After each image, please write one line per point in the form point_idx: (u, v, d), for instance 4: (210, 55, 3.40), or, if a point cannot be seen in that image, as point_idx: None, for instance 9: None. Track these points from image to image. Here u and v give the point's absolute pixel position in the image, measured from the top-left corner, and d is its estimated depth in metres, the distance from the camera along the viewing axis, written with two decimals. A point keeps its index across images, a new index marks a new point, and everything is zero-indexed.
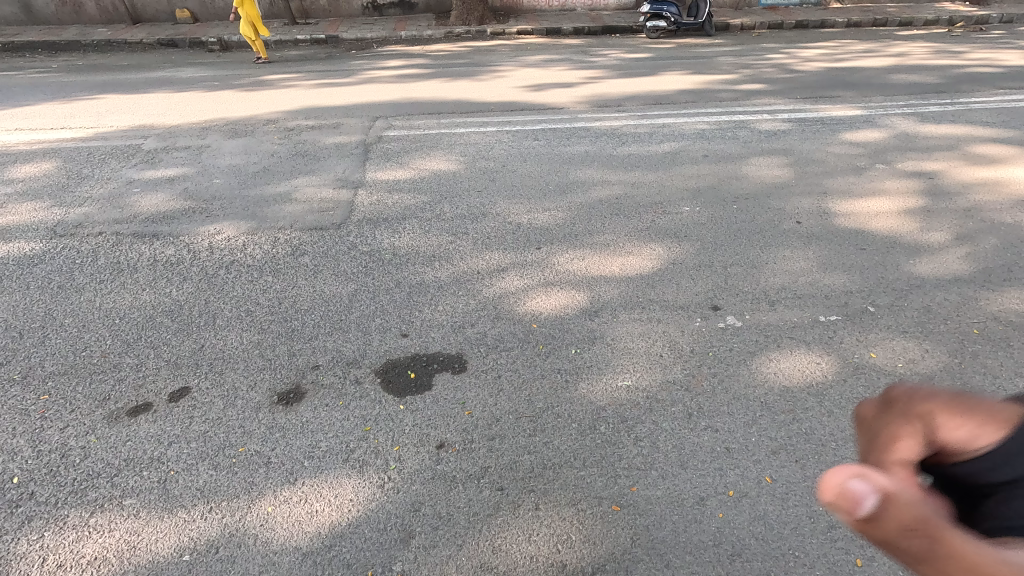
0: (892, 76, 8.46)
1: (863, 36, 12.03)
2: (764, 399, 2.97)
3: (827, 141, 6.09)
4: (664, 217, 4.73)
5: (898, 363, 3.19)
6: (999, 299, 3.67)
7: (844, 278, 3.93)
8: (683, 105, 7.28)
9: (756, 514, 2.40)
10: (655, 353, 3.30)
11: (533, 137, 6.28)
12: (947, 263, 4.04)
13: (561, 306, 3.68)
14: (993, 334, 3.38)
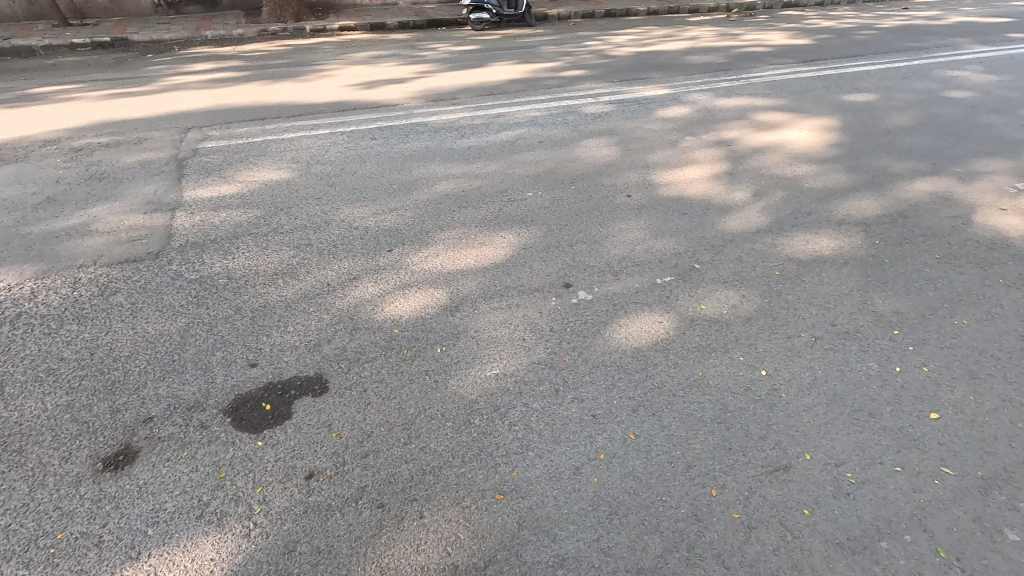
0: (689, 58, 9.53)
1: (662, 22, 13.39)
2: (619, 363, 3.21)
3: (644, 119, 6.69)
4: (510, 204, 4.87)
5: (723, 310, 3.63)
6: (791, 243, 4.34)
7: (672, 241, 4.37)
8: (514, 94, 7.53)
9: (626, 471, 2.59)
10: (518, 338, 3.40)
11: (370, 136, 6.06)
12: (749, 218, 4.68)
13: (421, 307, 3.62)
14: (790, 273, 3.99)
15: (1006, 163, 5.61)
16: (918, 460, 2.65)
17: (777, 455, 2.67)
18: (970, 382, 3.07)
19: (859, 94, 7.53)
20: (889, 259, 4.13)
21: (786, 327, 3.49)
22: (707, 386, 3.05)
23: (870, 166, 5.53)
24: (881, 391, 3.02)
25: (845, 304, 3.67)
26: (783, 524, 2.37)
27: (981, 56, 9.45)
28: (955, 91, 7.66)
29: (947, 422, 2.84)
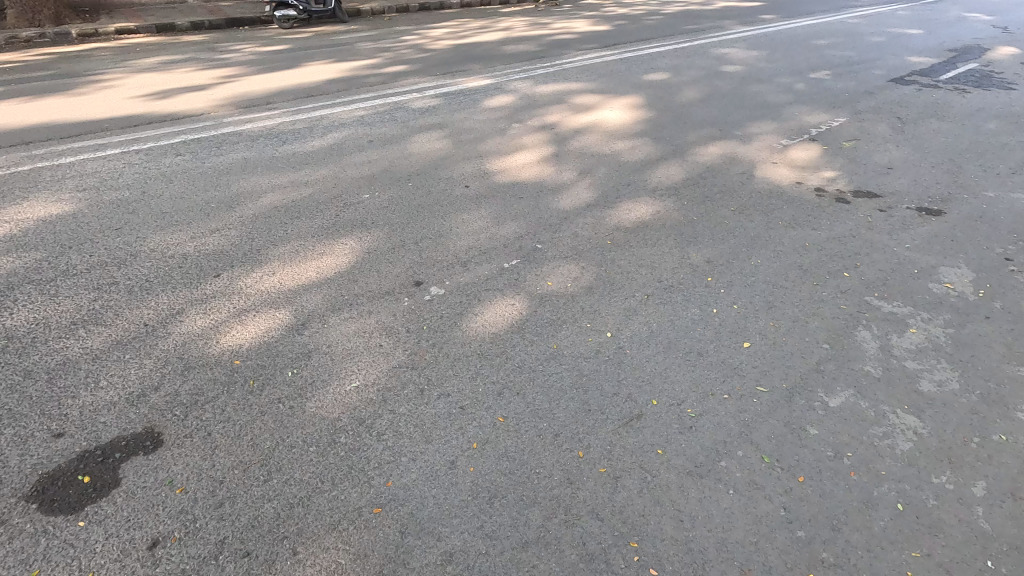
0: (506, 48, 9.89)
1: (476, 14, 13.70)
2: (480, 352, 3.28)
3: (471, 110, 6.82)
4: (346, 209, 4.67)
5: (568, 284, 3.87)
6: (618, 213, 4.75)
7: (513, 226, 4.54)
8: (335, 94, 7.20)
9: (500, 454, 2.67)
10: (375, 345, 3.30)
11: (173, 152, 5.39)
12: (579, 194, 5.03)
13: (262, 331, 3.34)
14: (620, 241, 4.37)
15: (772, 124, 6.69)
16: (740, 384, 3.08)
17: (630, 406, 2.93)
18: (769, 311, 3.64)
19: (656, 73, 8.42)
20: (697, 216, 4.72)
21: (623, 290, 3.82)
22: (562, 358, 3.24)
23: (672, 137, 6.25)
24: (705, 331, 3.46)
25: (668, 261, 4.13)
26: (642, 467, 2.62)
27: (743, 35, 11.11)
28: (728, 66, 8.92)
29: (756, 348, 3.34)
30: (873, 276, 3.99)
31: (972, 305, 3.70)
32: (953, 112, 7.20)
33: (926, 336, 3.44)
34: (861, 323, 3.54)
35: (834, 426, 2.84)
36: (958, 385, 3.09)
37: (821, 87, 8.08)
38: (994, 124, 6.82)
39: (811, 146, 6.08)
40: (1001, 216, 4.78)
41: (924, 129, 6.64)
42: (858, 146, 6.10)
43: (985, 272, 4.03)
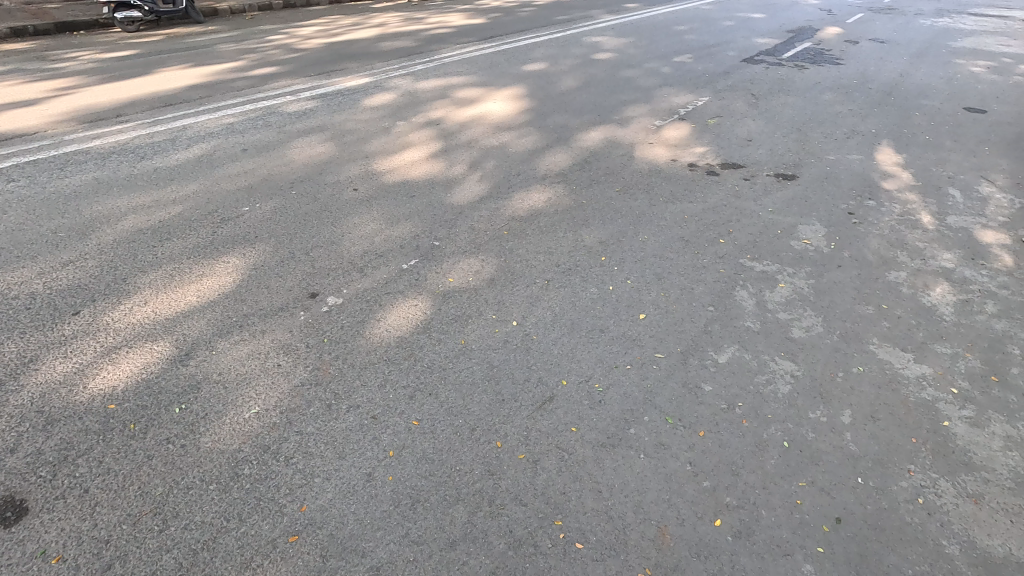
0: (382, 44, 9.63)
1: (347, 11, 13.21)
2: (387, 357, 3.20)
3: (351, 111, 6.58)
4: (224, 224, 4.33)
5: (469, 278, 3.88)
6: (511, 203, 4.82)
7: (408, 226, 4.45)
8: (198, 101, 6.63)
9: (418, 458, 2.63)
10: (272, 366, 3.10)
11: (4, 179, 4.69)
12: (471, 188, 5.03)
13: (139, 368, 3.02)
14: (516, 230, 4.44)
15: (645, 107, 7.10)
16: (640, 354, 3.26)
17: (542, 390, 3.01)
18: (659, 282, 3.88)
19: (533, 64, 8.61)
20: (586, 200, 4.90)
21: (523, 278, 3.89)
22: (471, 352, 3.25)
23: (556, 125, 6.43)
24: (604, 308, 3.62)
25: (563, 246, 4.26)
26: (559, 446, 2.70)
27: (611, 23, 11.65)
28: (600, 54, 9.32)
29: (651, 318, 3.55)
30: (745, 240, 4.37)
31: (826, 257, 4.17)
32: (796, 86, 8.04)
33: (793, 289, 3.84)
34: (739, 284, 3.88)
35: (725, 381, 3.09)
36: (822, 329, 3.48)
37: (684, 70, 8.68)
38: (829, 95, 7.72)
39: (681, 125, 6.53)
40: (842, 176, 5.43)
41: (774, 103, 7.36)
42: (721, 123, 6.64)
43: (833, 227, 4.56)
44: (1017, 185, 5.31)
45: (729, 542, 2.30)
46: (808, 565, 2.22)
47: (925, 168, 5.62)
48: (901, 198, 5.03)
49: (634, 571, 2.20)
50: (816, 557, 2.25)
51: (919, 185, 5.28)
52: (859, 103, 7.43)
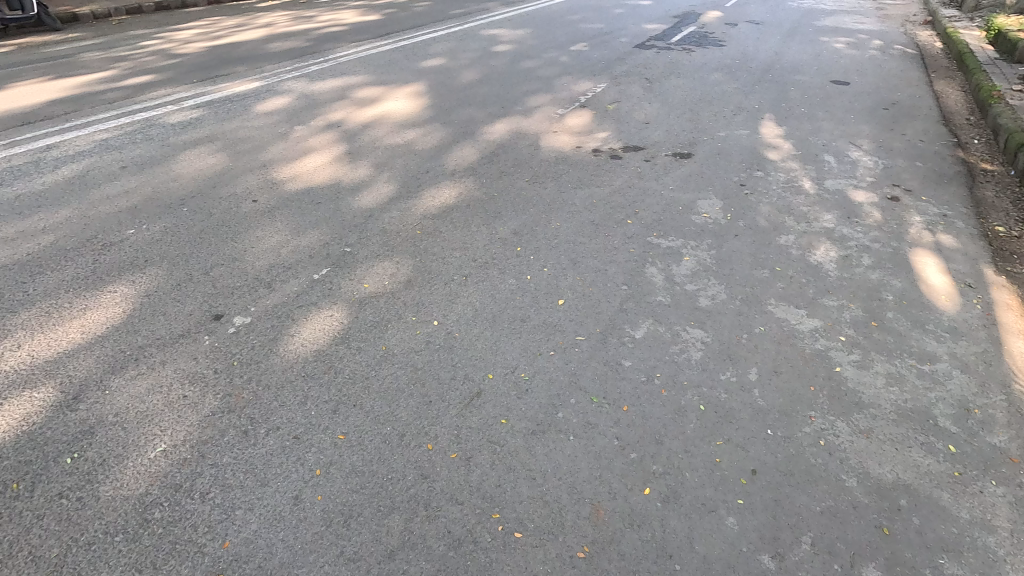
0: (270, 45, 9.14)
1: (229, 11, 12.42)
2: (305, 373, 3.06)
3: (242, 117, 6.20)
4: (107, 250, 3.96)
5: (385, 282, 3.78)
6: (422, 201, 4.75)
7: (316, 234, 4.27)
8: (63, 117, 5.99)
9: (347, 472, 2.54)
10: (177, 397, 2.89)
11: None
12: (379, 189, 4.91)
13: (18, 420, 2.71)
14: (429, 228, 4.38)
15: (547, 96, 7.21)
16: (562, 339, 3.33)
17: (469, 386, 3.00)
18: (574, 267, 3.98)
19: (433, 59, 8.50)
20: (497, 192, 4.92)
21: (441, 276, 3.85)
22: (393, 357, 3.18)
23: (460, 119, 6.39)
24: (523, 298, 3.66)
25: (478, 240, 4.25)
26: (490, 440, 2.71)
27: (507, 15, 11.72)
28: (499, 46, 9.36)
29: (570, 303, 3.63)
30: (651, 219, 4.57)
31: (724, 228, 4.45)
32: (685, 69, 8.48)
33: (698, 261, 4.06)
34: (648, 261, 4.05)
35: (643, 355, 3.22)
36: (726, 296, 3.71)
37: (581, 58, 8.90)
38: (715, 75, 8.20)
39: (583, 112, 6.70)
40: (732, 151, 5.80)
41: (667, 86, 7.72)
42: (620, 107, 6.87)
43: (729, 199, 4.86)
44: (879, 148, 5.90)
45: (658, 508, 2.42)
46: (731, 518, 2.38)
47: (803, 138, 6.11)
48: (785, 167, 5.44)
49: (573, 550, 2.26)
50: (737, 509, 2.41)
51: (799, 154, 5.74)
52: (742, 81, 7.95)
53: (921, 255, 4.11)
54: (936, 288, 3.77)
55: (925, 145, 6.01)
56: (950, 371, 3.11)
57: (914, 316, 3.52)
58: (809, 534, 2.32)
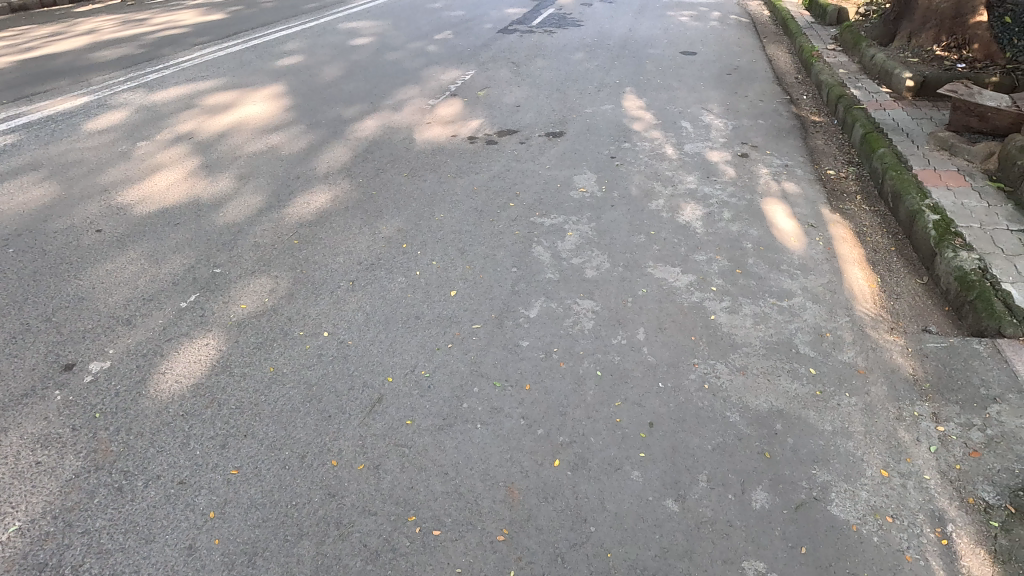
0: (95, 55, 8.12)
1: (38, 18, 10.87)
2: (182, 412, 2.79)
3: (70, 138, 5.47)
4: None
5: (264, 300, 3.54)
6: (295, 209, 4.49)
7: (177, 258, 3.89)
8: None
9: (245, 508, 2.37)
10: (29, 465, 2.53)
11: None
12: (246, 202, 4.57)
13: None
14: (307, 237, 4.15)
15: (416, 87, 7.08)
16: (458, 330, 3.32)
17: (369, 394, 2.90)
18: (463, 256, 3.96)
19: (289, 57, 8.01)
20: (376, 191, 4.76)
21: (325, 285, 3.67)
22: (283, 377, 3.00)
23: (327, 119, 6.09)
24: (415, 295, 3.59)
25: (361, 242, 4.10)
26: (397, 444, 2.64)
27: (365, 7, 11.32)
28: (359, 39, 9.02)
29: (462, 293, 3.62)
30: (532, 200, 4.66)
31: (601, 200, 4.65)
32: (548, 50, 8.69)
33: (580, 235, 4.21)
34: (534, 241, 4.13)
35: (539, 333, 3.30)
36: (609, 264, 3.89)
37: (446, 46, 8.82)
38: (576, 55, 8.49)
39: (454, 101, 6.66)
40: (601, 125, 6.05)
41: (533, 68, 7.87)
42: (490, 93, 6.91)
43: (602, 172, 5.08)
44: (727, 110, 6.44)
45: (569, 477, 2.50)
46: (636, 472, 2.52)
47: (662, 108, 6.52)
48: (649, 136, 5.78)
49: (492, 536, 2.28)
50: (640, 463, 2.56)
51: (660, 123, 6.11)
52: (602, 58, 8.30)
53: (771, 203, 4.57)
54: (786, 231, 4.21)
55: (764, 104, 6.65)
56: (805, 303, 3.49)
57: (771, 259, 3.90)
58: (704, 472, 2.51)
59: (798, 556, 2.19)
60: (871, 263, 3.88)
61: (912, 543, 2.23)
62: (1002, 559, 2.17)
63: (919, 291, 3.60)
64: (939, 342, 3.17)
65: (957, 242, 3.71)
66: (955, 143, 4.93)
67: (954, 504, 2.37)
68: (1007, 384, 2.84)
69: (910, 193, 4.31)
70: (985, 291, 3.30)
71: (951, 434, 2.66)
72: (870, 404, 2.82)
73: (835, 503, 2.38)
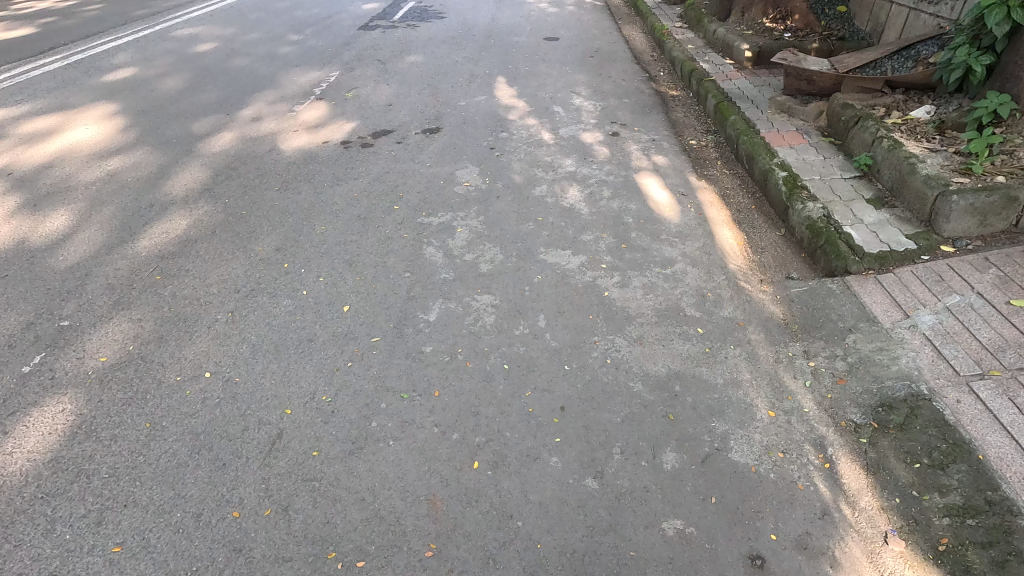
0: None
1: None
2: (40, 494, 2.41)
3: None
4: None
5: (127, 348, 3.14)
6: (152, 242, 4.02)
7: (9, 317, 3.34)
8: None
9: None
10: None
11: None
12: (89, 239, 4.02)
13: None
14: (170, 270, 3.74)
15: (276, 94, 6.62)
16: (356, 346, 3.16)
17: (266, 431, 2.68)
18: (351, 268, 3.77)
19: (121, 71, 7.15)
20: (244, 210, 4.40)
21: (199, 321, 3.33)
22: (162, 431, 2.68)
23: (176, 137, 5.52)
24: (304, 316, 3.37)
25: (235, 268, 3.76)
26: (305, 479, 2.47)
27: (206, 11, 10.40)
28: (203, 46, 8.26)
29: (355, 306, 3.46)
30: (416, 200, 4.55)
31: (486, 192, 4.64)
32: (413, 45, 8.50)
33: (470, 230, 4.18)
34: (424, 242, 4.04)
35: (441, 335, 3.23)
36: (502, 256, 3.89)
37: (304, 48, 8.34)
38: (442, 47, 8.39)
39: (320, 105, 6.30)
40: (476, 117, 6.03)
41: (400, 64, 7.67)
42: (358, 94, 6.63)
43: (484, 164, 5.07)
44: (594, 92, 6.69)
45: (490, 477, 2.48)
46: (554, 458, 2.55)
47: (533, 95, 6.62)
48: (525, 124, 5.86)
49: (420, 553, 2.20)
50: (557, 448, 2.60)
51: (533, 110, 6.21)
52: (468, 50, 8.27)
53: (645, 178, 4.82)
54: (661, 202, 4.46)
55: (627, 83, 6.98)
56: (685, 268, 3.72)
57: (650, 229, 4.12)
58: (617, 444, 2.60)
59: (710, 506, 2.34)
60: (737, 223, 4.22)
61: (802, 472, 2.47)
62: (873, 470, 2.46)
63: (780, 243, 3.98)
64: (801, 286, 3.53)
65: (804, 195, 4.13)
66: (792, 106, 5.49)
67: (831, 430, 2.65)
68: (858, 315, 3.21)
69: (761, 154, 4.73)
70: (831, 236, 3.70)
71: (820, 367, 2.97)
72: (752, 352, 3.08)
73: (734, 450, 2.57)
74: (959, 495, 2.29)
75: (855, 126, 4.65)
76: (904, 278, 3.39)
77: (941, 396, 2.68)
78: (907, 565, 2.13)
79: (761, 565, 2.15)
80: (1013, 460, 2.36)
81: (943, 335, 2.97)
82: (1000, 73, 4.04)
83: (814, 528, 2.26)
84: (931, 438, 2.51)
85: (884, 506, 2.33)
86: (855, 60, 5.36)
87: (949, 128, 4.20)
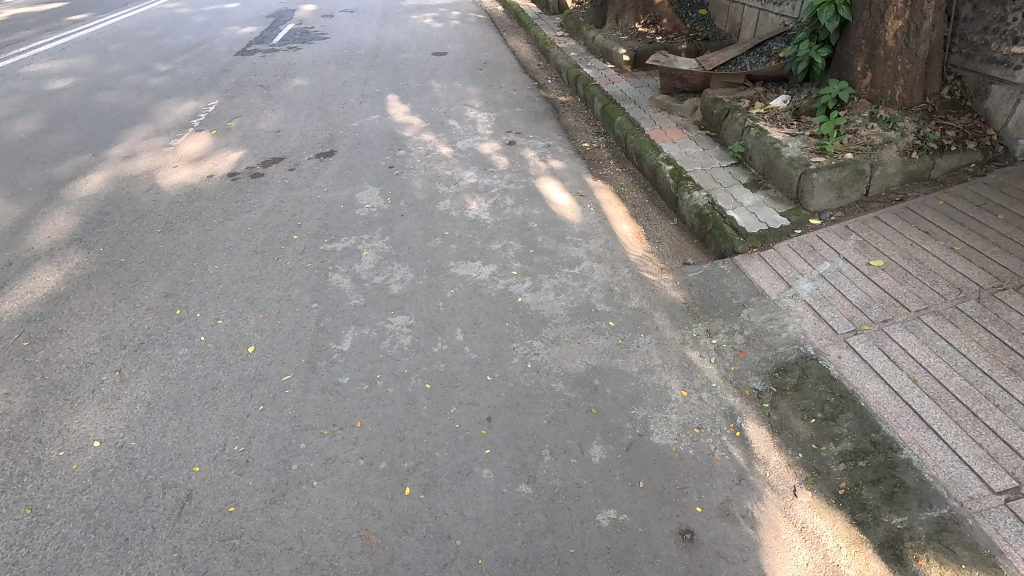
0: None
1: None
2: None
3: None
4: None
5: None
6: (14, 304, 3.58)
7: None
8: None
9: None
10: None
11: None
12: None
13: None
14: (40, 333, 3.36)
15: (148, 129, 6.14)
16: (267, 388, 2.98)
17: (173, 495, 2.46)
18: (253, 306, 3.57)
19: None
20: (123, 257, 4.03)
21: (79, 386, 3.00)
22: (47, 515, 2.39)
23: (33, 184, 4.97)
24: (204, 364, 3.13)
25: (118, 322, 3.43)
26: (224, 539, 2.29)
27: (57, 43, 9.47)
28: (57, 82, 7.50)
29: (261, 345, 3.27)
30: (317, 227, 4.39)
31: (389, 212, 4.57)
32: (297, 68, 8.22)
33: (376, 252, 4.09)
34: (330, 269, 3.91)
35: (357, 363, 3.13)
36: (412, 275, 3.84)
37: (176, 77, 7.80)
38: (328, 69, 8.17)
39: (200, 137, 5.92)
40: (371, 137, 5.93)
41: (285, 88, 7.38)
42: (242, 122, 6.30)
43: (384, 184, 4.99)
44: (486, 103, 6.79)
45: (424, 500, 2.43)
46: (486, 470, 2.55)
47: (427, 110, 6.62)
48: (421, 140, 5.83)
49: None
50: (488, 459, 2.59)
51: (429, 125, 6.20)
52: (355, 69, 8.12)
53: (545, 183, 4.95)
54: (562, 206, 4.60)
55: (517, 92, 7.16)
56: (592, 265, 3.86)
57: (554, 232, 4.25)
58: (546, 446, 2.65)
59: (639, 491, 2.44)
60: (634, 217, 4.44)
61: (717, 444, 2.63)
62: (777, 432, 2.68)
63: (674, 232, 4.23)
64: (697, 270, 3.78)
65: (690, 185, 4.42)
66: (670, 103, 5.87)
67: (739, 400, 2.86)
68: (749, 290, 3.49)
69: (648, 151, 5.02)
70: (716, 220, 3.99)
71: (722, 343, 3.19)
72: (660, 337, 3.25)
73: (655, 433, 2.70)
74: (850, 441, 2.54)
75: (726, 118, 5.05)
76: (783, 252, 3.72)
77: (826, 354, 2.96)
78: (816, 514, 2.33)
79: (690, 538, 2.26)
80: (889, 403, 2.65)
81: (820, 300, 3.29)
82: (837, 63, 4.56)
83: (733, 494, 2.42)
84: (821, 394, 2.77)
85: (790, 462, 2.54)
86: (719, 58, 5.84)
87: (804, 114, 4.67)
